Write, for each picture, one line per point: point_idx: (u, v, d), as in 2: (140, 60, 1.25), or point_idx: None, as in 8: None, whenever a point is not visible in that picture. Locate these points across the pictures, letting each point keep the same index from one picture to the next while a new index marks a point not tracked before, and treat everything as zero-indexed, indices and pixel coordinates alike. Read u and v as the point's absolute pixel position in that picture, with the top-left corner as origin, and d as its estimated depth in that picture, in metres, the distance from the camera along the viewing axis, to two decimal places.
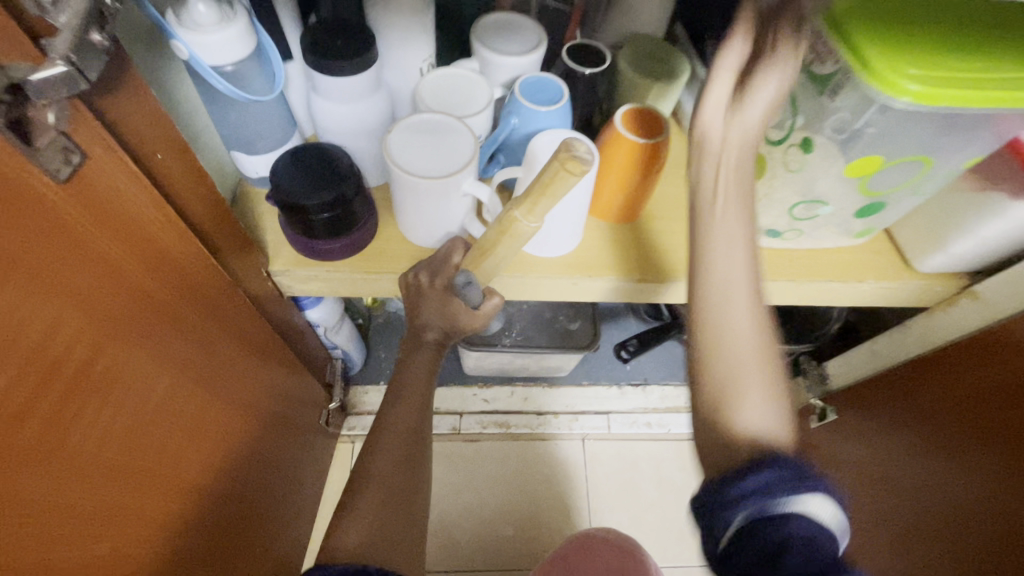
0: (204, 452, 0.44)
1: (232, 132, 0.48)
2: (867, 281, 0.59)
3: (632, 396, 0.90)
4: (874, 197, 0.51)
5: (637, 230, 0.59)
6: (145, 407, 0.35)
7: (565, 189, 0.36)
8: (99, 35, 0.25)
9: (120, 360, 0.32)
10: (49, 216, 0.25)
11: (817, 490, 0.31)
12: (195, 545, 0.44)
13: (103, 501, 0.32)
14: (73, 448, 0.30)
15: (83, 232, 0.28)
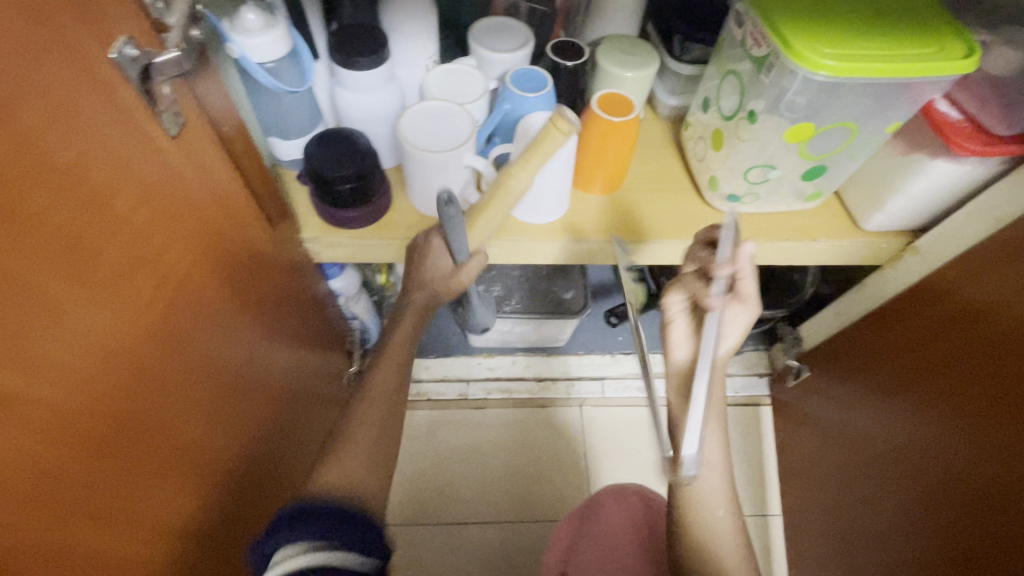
0: (242, 413, 0.49)
1: (270, 120, 0.58)
2: (820, 239, 0.67)
3: (624, 363, 0.98)
4: (814, 162, 0.60)
5: (616, 200, 0.68)
6: (216, 340, 0.43)
7: (553, 147, 0.56)
8: (198, 30, 0.35)
9: (195, 299, 0.39)
10: (160, 162, 0.34)
11: None
12: (231, 499, 0.49)
13: (189, 413, 0.40)
14: (149, 385, 0.35)
15: (179, 179, 0.36)
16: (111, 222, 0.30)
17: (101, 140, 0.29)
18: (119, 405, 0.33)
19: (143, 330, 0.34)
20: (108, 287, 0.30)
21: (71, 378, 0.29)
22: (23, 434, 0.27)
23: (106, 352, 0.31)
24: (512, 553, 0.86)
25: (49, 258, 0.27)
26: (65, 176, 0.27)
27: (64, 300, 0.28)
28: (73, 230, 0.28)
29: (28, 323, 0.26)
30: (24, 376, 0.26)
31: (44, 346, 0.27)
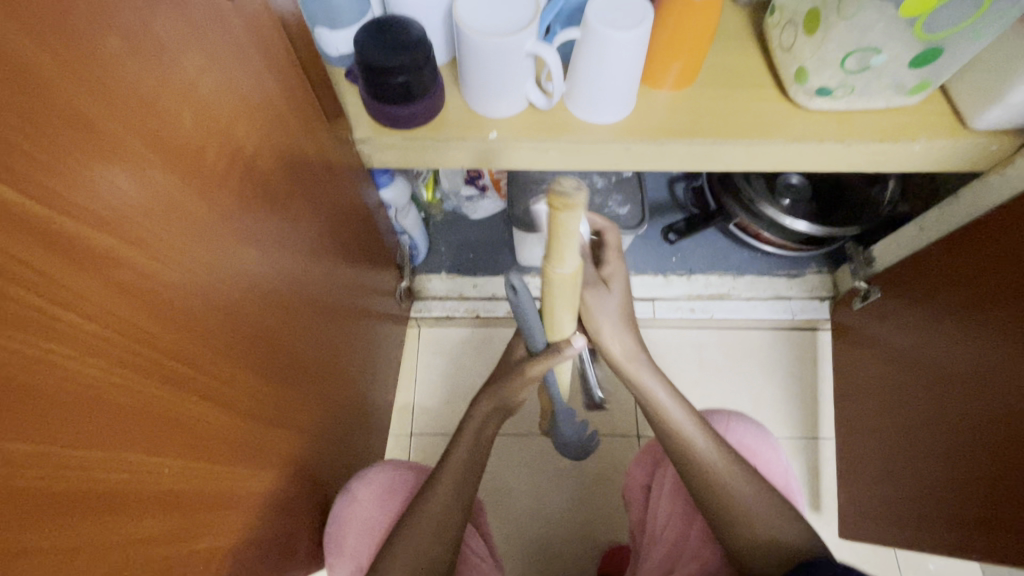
0: (293, 361, 0.47)
1: (317, 8, 0.53)
2: (919, 141, 0.59)
3: (677, 284, 0.94)
4: (929, 42, 0.52)
5: (687, 98, 0.61)
6: (281, 233, 0.42)
7: (572, 224, 0.37)
8: None
9: (250, 198, 0.36)
10: (222, 27, 0.31)
11: None
12: (286, 451, 0.48)
13: (263, 305, 0.40)
14: (195, 333, 0.32)
15: (240, 52, 0.34)
16: (181, 87, 0.28)
17: None
18: (209, 290, 0.33)
19: (221, 212, 0.33)
20: (158, 199, 0.27)
21: (165, 253, 0.28)
22: (132, 307, 0.27)
23: (192, 230, 0.30)
24: (561, 463, 0.90)
25: (130, 119, 0.25)
26: (134, 26, 0.25)
27: (151, 168, 0.27)
28: (147, 89, 0.26)
29: (124, 188, 0.25)
30: (129, 245, 0.26)
31: (141, 216, 0.26)
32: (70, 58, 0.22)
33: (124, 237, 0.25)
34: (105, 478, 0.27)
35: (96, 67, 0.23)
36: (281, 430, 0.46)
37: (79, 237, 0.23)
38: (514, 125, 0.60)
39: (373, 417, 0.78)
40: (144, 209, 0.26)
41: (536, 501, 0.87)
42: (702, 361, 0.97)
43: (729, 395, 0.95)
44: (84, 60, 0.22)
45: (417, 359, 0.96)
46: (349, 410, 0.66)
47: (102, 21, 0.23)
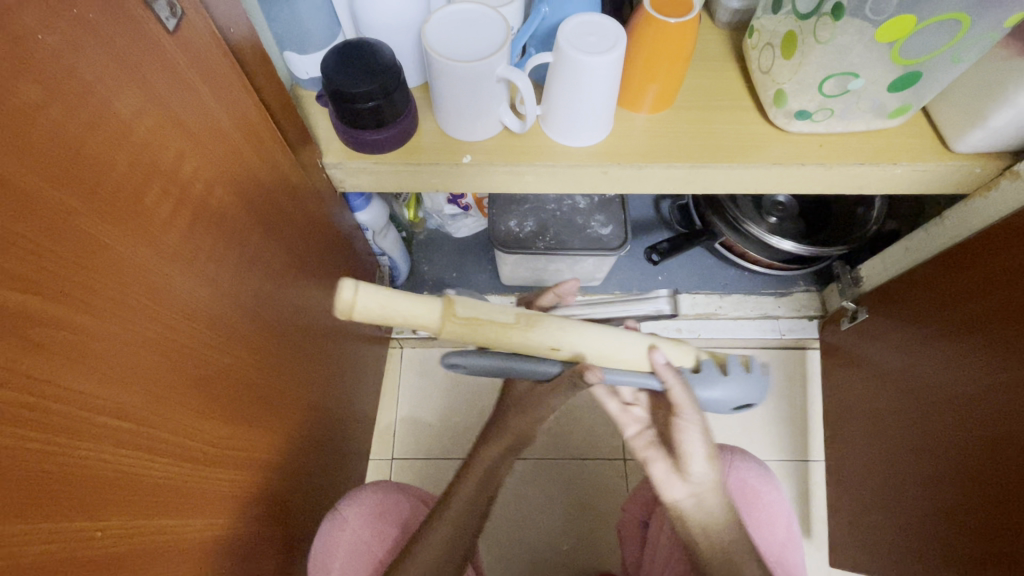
0: (255, 398, 0.45)
1: (284, 32, 0.52)
2: (901, 164, 0.58)
3: (663, 304, 0.93)
4: (908, 67, 0.51)
5: (664, 121, 0.60)
6: (239, 267, 0.40)
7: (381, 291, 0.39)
8: None
9: (199, 234, 0.35)
10: (164, 62, 0.30)
11: None
12: (247, 494, 0.45)
13: (219, 344, 0.38)
14: (137, 384, 0.30)
15: (186, 86, 0.32)
16: (113, 127, 0.27)
17: (88, 26, 0.25)
18: (152, 335, 0.31)
19: (164, 252, 0.31)
20: (91, 247, 0.26)
21: (98, 304, 0.26)
22: (59, 368, 0.24)
23: (131, 276, 0.28)
24: (547, 488, 0.87)
25: (51, 167, 0.23)
26: (51, 68, 0.23)
27: (78, 217, 0.25)
28: (72, 133, 0.24)
29: (46, 241, 0.23)
30: (52, 301, 0.24)
31: (67, 268, 0.24)
32: None
33: (45, 293, 0.23)
34: (30, 553, 0.24)
35: (7, 113, 0.21)
36: (245, 468, 0.44)
37: None
38: (490, 149, 0.59)
39: (352, 444, 0.76)
40: (70, 261, 0.24)
41: (521, 530, 0.85)
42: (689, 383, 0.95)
43: (717, 417, 0.93)
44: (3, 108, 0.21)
45: (398, 380, 0.94)
46: (323, 441, 0.64)
47: (12, 65, 0.21)
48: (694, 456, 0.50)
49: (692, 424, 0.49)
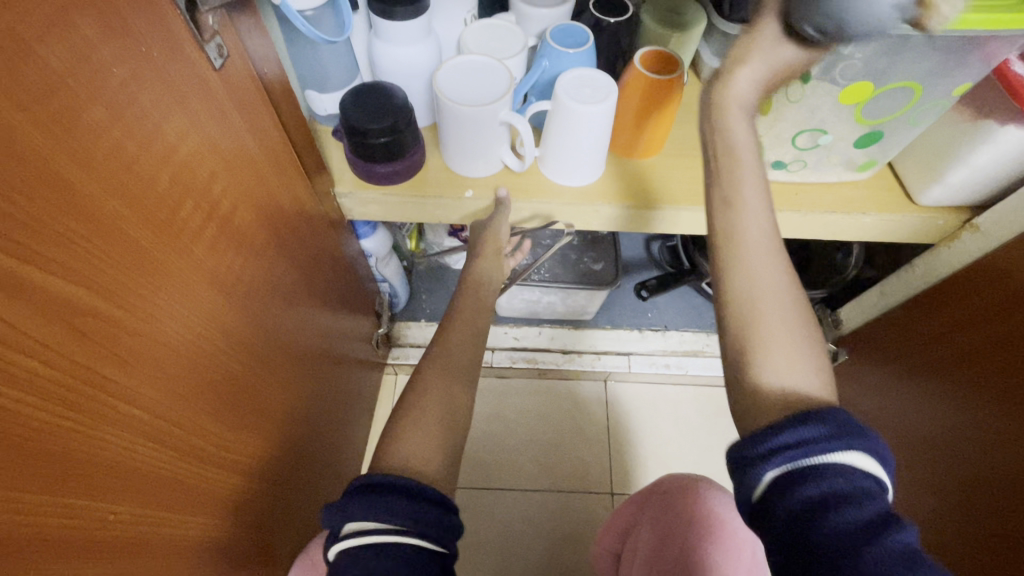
0: (257, 406, 0.47)
1: (307, 73, 0.58)
2: (870, 213, 0.63)
3: (652, 339, 0.96)
4: (872, 126, 0.56)
5: (653, 166, 0.65)
6: (254, 280, 0.43)
7: None
8: None
9: (222, 247, 0.38)
10: (210, 96, 0.34)
11: (851, 441, 0.36)
12: (240, 502, 0.46)
13: (229, 351, 0.40)
14: (155, 380, 0.32)
15: (226, 118, 0.36)
16: (162, 148, 0.30)
17: (151, 62, 0.29)
18: (175, 335, 0.33)
19: (191, 262, 0.34)
20: (132, 254, 0.29)
21: (132, 303, 0.29)
22: (93, 358, 0.27)
23: (161, 280, 0.31)
24: (534, 521, 0.87)
25: (108, 180, 0.26)
26: (120, 95, 0.27)
27: (126, 224, 0.28)
28: (129, 152, 0.28)
29: (97, 247, 0.26)
30: (94, 297, 0.26)
31: (110, 269, 0.27)
32: (64, 129, 0.24)
33: (90, 289, 0.26)
34: (38, 534, 0.25)
35: (80, 131, 0.24)
36: (242, 474, 0.46)
37: (49, 290, 0.24)
38: (491, 185, 0.63)
39: (343, 466, 0.77)
40: (113, 266, 0.27)
41: (506, 562, 0.84)
42: (676, 419, 0.97)
43: (703, 454, 0.94)
44: (81, 132, 0.25)
45: (391, 406, 0.95)
46: (315, 459, 0.65)
47: (91, 93, 0.25)
48: (745, 184, 0.43)
49: (744, 125, 0.43)
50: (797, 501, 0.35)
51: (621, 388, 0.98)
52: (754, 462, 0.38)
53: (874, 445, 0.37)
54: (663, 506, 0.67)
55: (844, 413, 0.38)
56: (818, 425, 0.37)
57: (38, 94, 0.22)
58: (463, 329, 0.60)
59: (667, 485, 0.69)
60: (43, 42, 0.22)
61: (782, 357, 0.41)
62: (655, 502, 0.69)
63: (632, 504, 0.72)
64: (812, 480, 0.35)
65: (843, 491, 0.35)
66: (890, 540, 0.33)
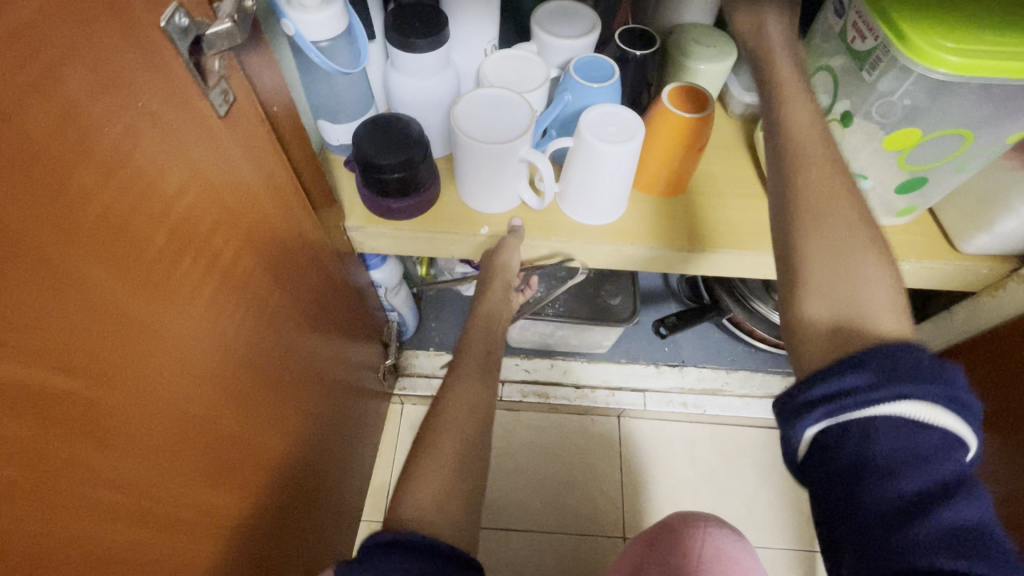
0: (256, 460, 0.44)
1: (321, 103, 0.55)
2: (909, 260, 0.59)
3: (668, 376, 0.92)
4: (914, 173, 0.52)
5: (678, 205, 0.62)
6: (258, 329, 0.41)
7: None
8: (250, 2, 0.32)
9: (227, 301, 0.35)
10: (215, 145, 0.32)
11: (910, 388, 0.32)
12: (235, 564, 0.43)
13: (227, 410, 0.38)
14: (140, 456, 0.29)
15: (234, 166, 0.34)
16: (162, 206, 0.28)
17: (151, 116, 0.26)
18: (168, 401, 0.31)
19: (190, 322, 0.32)
20: (120, 328, 0.26)
21: (119, 377, 0.27)
22: (70, 440, 0.25)
23: (156, 348, 0.29)
24: (542, 565, 0.84)
25: (99, 250, 0.24)
26: (115, 155, 0.24)
27: (118, 294, 0.25)
28: (124, 215, 0.25)
29: (84, 323, 0.24)
30: (75, 378, 0.24)
31: (95, 345, 0.25)
32: (48, 204, 0.21)
33: (70, 370, 0.24)
34: None
35: (68, 202, 0.22)
36: (239, 533, 0.43)
37: (15, 380, 0.21)
38: (508, 222, 0.60)
39: (346, 503, 0.74)
40: (97, 344, 0.25)
41: None
42: (693, 459, 0.93)
43: (721, 497, 0.90)
44: (68, 204, 0.22)
45: (397, 437, 0.92)
46: (317, 504, 0.62)
47: (79, 157, 0.22)
48: (794, 108, 0.46)
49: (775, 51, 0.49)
50: (840, 461, 0.33)
51: (635, 425, 0.94)
52: (797, 415, 0.35)
53: (945, 394, 0.32)
54: (676, 547, 0.63)
55: (904, 356, 0.34)
56: (862, 375, 0.33)
57: (18, 167, 0.20)
58: (474, 371, 0.57)
59: (678, 524, 0.65)
60: (24, 108, 0.20)
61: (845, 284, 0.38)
62: (670, 537, 0.64)
63: (636, 541, 0.67)
64: (858, 444, 0.32)
65: (891, 456, 0.31)
66: (940, 515, 0.29)
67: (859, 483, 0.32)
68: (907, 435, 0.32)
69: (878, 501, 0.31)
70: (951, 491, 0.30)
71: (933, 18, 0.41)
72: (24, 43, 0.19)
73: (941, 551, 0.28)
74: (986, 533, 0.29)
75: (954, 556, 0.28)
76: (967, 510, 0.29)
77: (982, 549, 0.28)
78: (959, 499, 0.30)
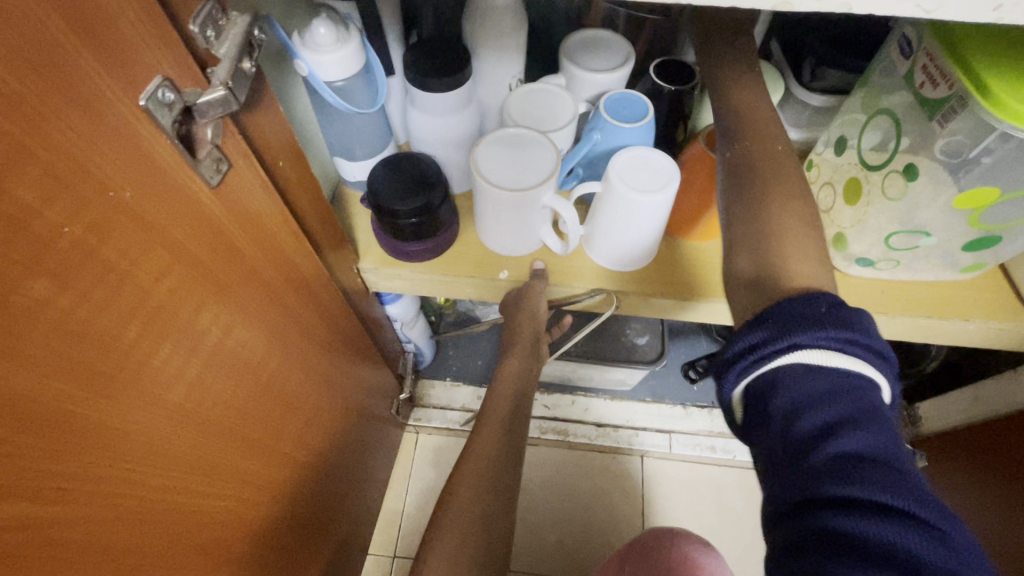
0: (247, 523, 0.42)
1: (336, 141, 0.53)
2: (973, 321, 0.53)
3: (696, 418, 0.87)
4: (987, 231, 0.47)
5: (713, 250, 0.58)
6: (254, 392, 0.39)
7: None
8: (249, 62, 0.29)
9: (211, 373, 0.33)
10: (204, 217, 0.29)
11: (802, 338, 0.31)
12: None
13: (213, 484, 0.36)
14: (97, 557, 0.27)
15: (227, 234, 0.32)
16: (135, 295, 0.26)
17: (124, 204, 0.24)
18: (137, 497, 0.29)
19: (165, 408, 0.30)
20: (70, 432, 0.24)
21: (75, 488, 0.25)
22: (18, 569, 0.23)
23: (116, 442, 0.27)
24: None
25: (44, 358, 0.22)
26: (74, 256, 0.22)
27: (80, 401, 0.24)
28: (83, 317, 0.23)
29: (22, 432, 0.22)
30: (12, 499, 0.22)
31: (44, 460, 0.23)
32: None
33: (12, 495, 0.22)
34: None
35: (12, 318, 0.20)
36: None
37: None
38: (529, 266, 0.57)
39: (354, 541, 0.72)
40: (40, 453, 0.23)
41: None
42: (719, 506, 0.87)
43: (749, 550, 0.84)
44: (0, 318, 0.20)
45: (410, 468, 0.89)
46: (319, 550, 0.60)
47: (30, 268, 0.21)
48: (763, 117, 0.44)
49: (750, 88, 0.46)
50: (759, 410, 0.32)
51: (658, 467, 0.89)
52: (719, 375, 0.34)
53: (838, 336, 0.31)
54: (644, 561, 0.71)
55: (795, 307, 0.32)
56: (759, 330, 0.32)
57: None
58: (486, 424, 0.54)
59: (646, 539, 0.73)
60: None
61: (737, 200, 0.40)
62: (640, 552, 0.72)
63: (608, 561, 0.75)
64: (761, 400, 0.31)
65: (795, 402, 0.30)
66: (832, 449, 0.28)
67: (770, 429, 0.31)
68: (814, 379, 0.30)
69: (786, 442, 0.30)
70: (849, 424, 0.29)
71: (1006, 56, 0.36)
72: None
73: (831, 486, 0.27)
74: (879, 460, 0.28)
75: (846, 489, 0.27)
76: (864, 441, 0.28)
77: (871, 477, 0.27)
78: (858, 433, 0.28)
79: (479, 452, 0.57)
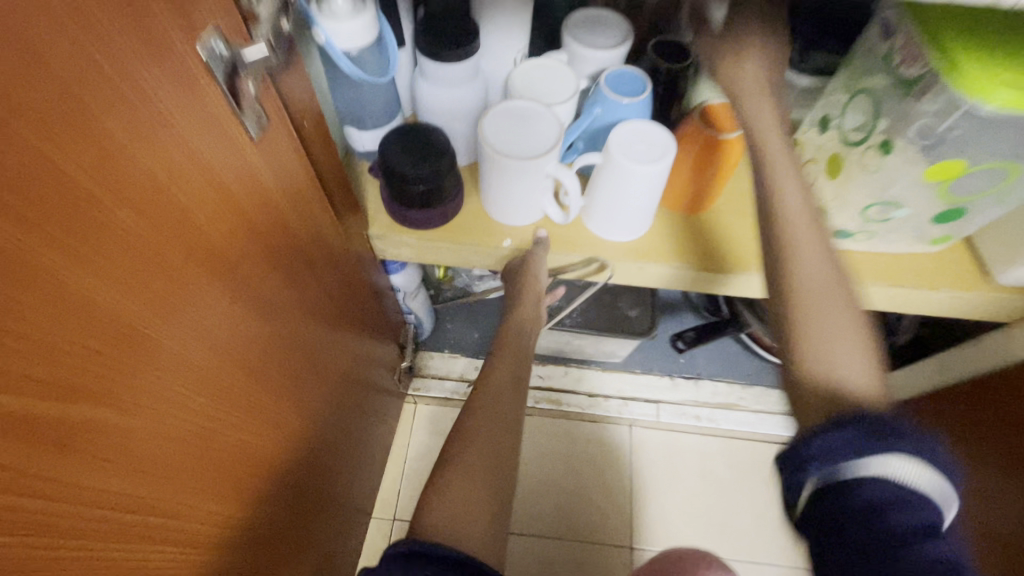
0: (260, 463, 0.44)
1: (348, 110, 0.55)
2: (941, 290, 0.57)
3: (683, 388, 0.92)
4: (954, 204, 0.51)
5: (705, 223, 0.61)
6: (275, 333, 0.40)
7: None
8: (285, 22, 0.32)
9: (242, 308, 0.35)
10: (239, 156, 0.31)
11: (896, 443, 0.32)
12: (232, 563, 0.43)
13: (233, 416, 0.37)
14: (133, 465, 0.29)
15: (257, 174, 0.33)
16: (181, 220, 0.27)
17: (173, 130, 0.26)
18: (170, 413, 0.31)
19: (199, 333, 0.31)
20: (121, 339, 0.25)
21: (119, 393, 0.26)
22: (67, 462, 0.25)
23: (159, 355, 0.28)
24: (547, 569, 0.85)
25: (107, 263, 0.23)
26: (132, 169, 0.24)
27: (132, 310, 0.26)
28: (138, 232, 0.25)
29: (83, 328, 0.23)
30: (66, 392, 0.23)
31: (95, 361, 0.24)
32: (54, 214, 0.21)
33: (69, 390, 0.23)
34: None
35: (83, 221, 0.22)
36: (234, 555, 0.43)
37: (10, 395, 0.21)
38: (531, 235, 0.60)
39: (357, 502, 0.75)
40: (97, 353, 0.24)
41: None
42: (704, 472, 0.91)
43: (730, 512, 0.89)
44: (74, 218, 0.21)
45: (409, 437, 0.92)
46: (325, 506, 0.62)
47: (99, 178, 0.22)
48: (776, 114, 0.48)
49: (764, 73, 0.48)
50: (841, 508, 0.32)
51: (647, 436, 0.93)
52: (792, 466, 0.35)
53: (926, 445, 0.33)
54: None
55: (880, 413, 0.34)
56: (847, 429, 0.34)
57: (17, 187, 0.19)
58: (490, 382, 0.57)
59: None
60: (47, 132, 0.19)
61: (775, 214, 0.46)
62: None
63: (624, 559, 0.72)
64: (844, 497, 0.32)
65: (881, 504, 0.31)
66: (920, 556, 0.30)
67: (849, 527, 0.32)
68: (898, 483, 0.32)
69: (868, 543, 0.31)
70: (930, 534, 0.31)
71: (973, 38, 0.40)
72: (30, 56, 0.18)
73: None
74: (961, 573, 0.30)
75: None
76: (946, 553, 0.30)
77: None
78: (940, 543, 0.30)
79: (482, 411, 0.60)
